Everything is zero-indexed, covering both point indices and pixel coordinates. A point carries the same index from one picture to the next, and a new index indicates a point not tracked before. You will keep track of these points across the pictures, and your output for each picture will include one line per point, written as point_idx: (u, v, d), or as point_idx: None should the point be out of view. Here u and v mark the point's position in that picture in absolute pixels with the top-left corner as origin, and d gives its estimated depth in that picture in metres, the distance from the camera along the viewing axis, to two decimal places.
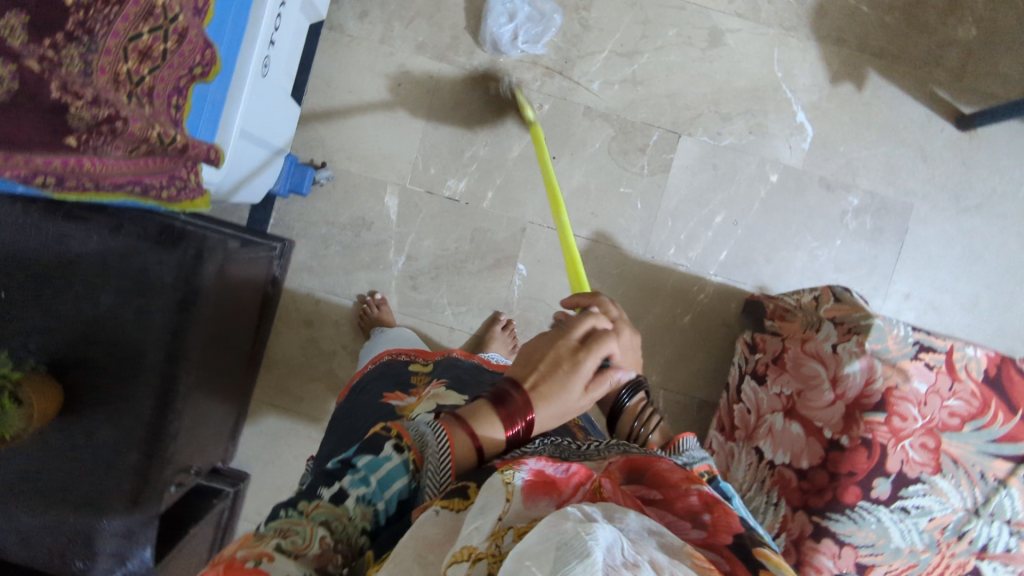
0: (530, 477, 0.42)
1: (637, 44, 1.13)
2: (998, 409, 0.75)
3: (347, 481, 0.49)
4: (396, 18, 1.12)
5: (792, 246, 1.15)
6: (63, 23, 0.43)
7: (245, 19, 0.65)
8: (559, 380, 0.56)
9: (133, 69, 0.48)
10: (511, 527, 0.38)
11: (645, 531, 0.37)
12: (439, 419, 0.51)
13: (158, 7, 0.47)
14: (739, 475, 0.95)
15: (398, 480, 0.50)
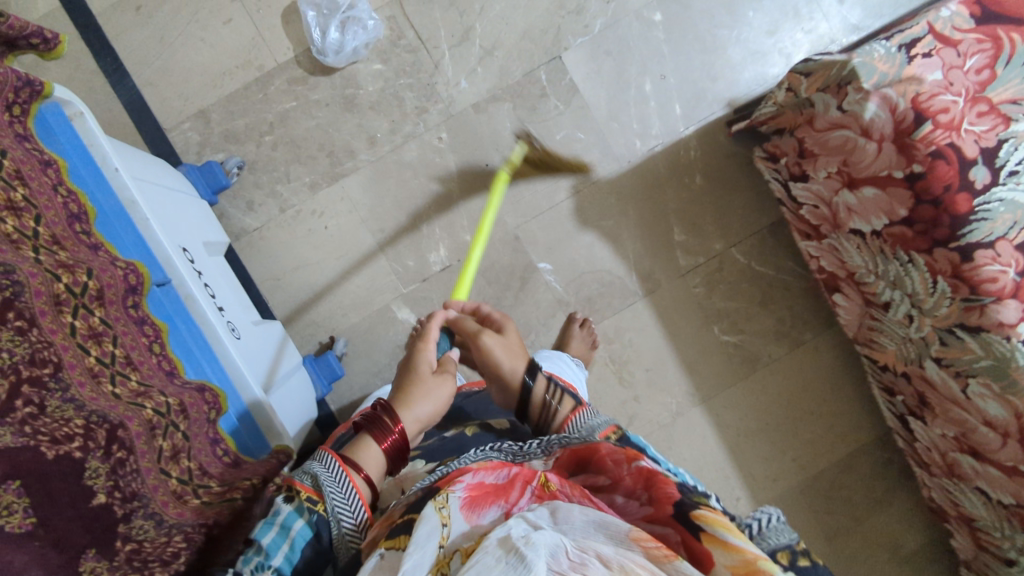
0: (470, 494, 0.50)
1: (463, 24, 1.11)
2: (1010, 33, 0.74)
3: (241, 561, 0.49)
4: (275, 185, 1.10)
5: (722, 49, 1.12)
6: (114, 515, 0.47)
7: (198, 328, 0.68)
8: (407, 369, 0.67)
9: (178, 474, 0.55)
10: (454, 551, 0.45)
11: (592, 528, 0.45)
12: (326, 455, 0.54)
13: (152, 418, 0.54)
14: (857, 261, 0.92)
15: (296, 526, 0.49)
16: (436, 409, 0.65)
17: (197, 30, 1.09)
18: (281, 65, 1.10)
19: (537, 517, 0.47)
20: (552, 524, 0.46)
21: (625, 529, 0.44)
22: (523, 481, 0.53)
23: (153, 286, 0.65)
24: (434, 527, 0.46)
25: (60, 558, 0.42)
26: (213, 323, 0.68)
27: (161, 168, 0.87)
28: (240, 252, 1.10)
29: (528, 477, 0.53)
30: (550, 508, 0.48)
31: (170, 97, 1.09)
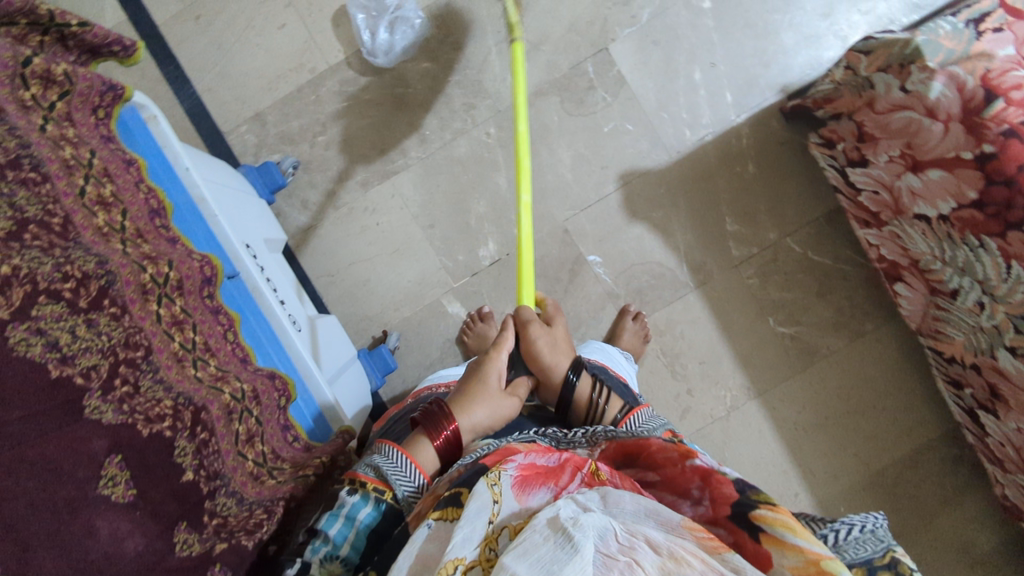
0: (522, 473, 0.52)
1: (510, 21, 1.12)
2: None
3: (308, 550, 0.54)
4: (328, 183, 1.13)
5: (774, 35, 1.09)
6: (201, 492, 0.49)
7: (266, 319, 0.71)
8: (474, 380, 0.73)
9: (254, 457, 0.57)
10: (503, 528, 0.47)
11: (642, 513, 0.46)
12: (384, 447, 0.61)
13: (231, 402, 0.56)
14: (922, 247, 0.89)
15: (362, 514, 0.55)
16: (494, 416, 0.70)
17: (253, 36, 1.13)
18: (333, 67, 1.12)
19: (587, 499, 0.47)
20: (602, 506, 0.47)
21: (677, 519, 0.45)
22: (573, 467, 0.54)
23: (224, 279, 0.68)
24: (484, 504, 0.48)
25: (157, 527, 0.44)
26: (278, 315, 0.71)
27: (223, 169, 0.91)
28: (295, 250, 1.13)
29: (578, 465, 0.54)
30: (601, 492, 0.48)
31: (228, 101, 1.13)
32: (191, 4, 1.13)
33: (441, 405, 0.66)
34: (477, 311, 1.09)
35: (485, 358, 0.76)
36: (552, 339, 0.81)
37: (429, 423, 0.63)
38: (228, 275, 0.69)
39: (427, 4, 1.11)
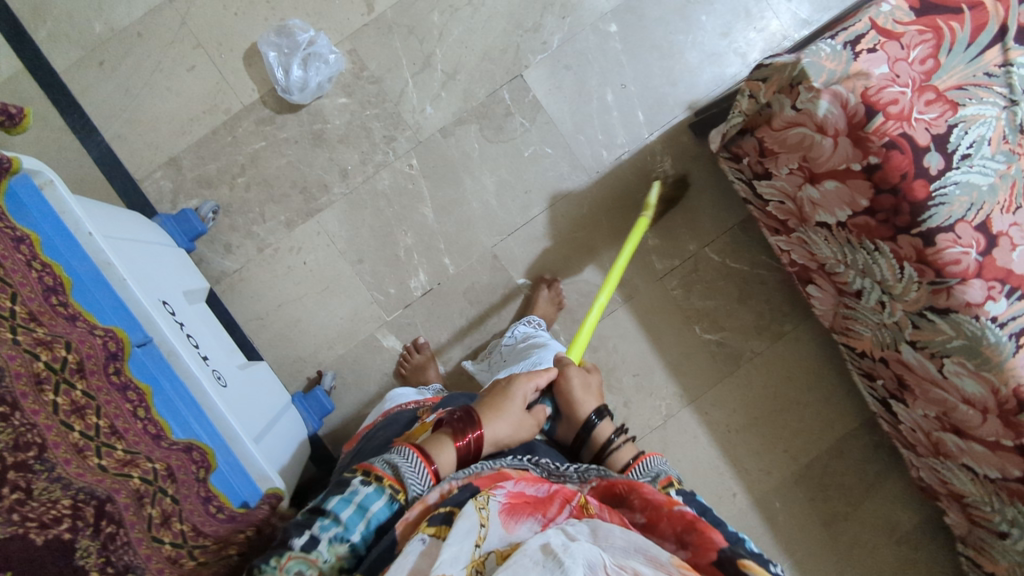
0: (511, 501, 0.56)
1: (425, 52, 1.12)
2: (949, 21, 0.77)
3: (316, 527, 0.55)
4: (251, 225, 1.11)
5: (679, 56, 1.14)
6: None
7: (183, 385, 0.68)
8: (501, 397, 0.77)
9: (171, 539, 0.55)
10: (490, 553, 0.50)
11: (631, 549, 0.48)
12: (406, 448, 0.63)
13: (141, 485, 0.55)
14: (827, 252, 0.94)
15: (374, 507, 0.57)
16: (515, 433, 0.74)
17: (161, 79, 1.09)
18: (247, 106, 1.10)
19: (578, 530, 0.51)
20: (590, 538, 0.50)
21: (665, 557, 0.47)
22: (561, 499, 0.59)
23: (133, 348, 0.66)
24: (473, 525, 0.51)
25: None
26: (198, 380, 0.69)
27: (130, 221, 0.89)
28: (222, 295, 1.11)
29: (567, 497, 0.59)
30: (590, 525, 0.52)
31: (139, 147, 1.10)
32: (93, 49, 1.09)
33: (470, 412, 0.71)
34: (413, 343, 1.10)
35: (515, 383, 0.80)
36: (587, 380, 0.86)
37: (456, 425, 0.69)
38: (137, 344, 0.66)
39: (339, 39, 1.11)
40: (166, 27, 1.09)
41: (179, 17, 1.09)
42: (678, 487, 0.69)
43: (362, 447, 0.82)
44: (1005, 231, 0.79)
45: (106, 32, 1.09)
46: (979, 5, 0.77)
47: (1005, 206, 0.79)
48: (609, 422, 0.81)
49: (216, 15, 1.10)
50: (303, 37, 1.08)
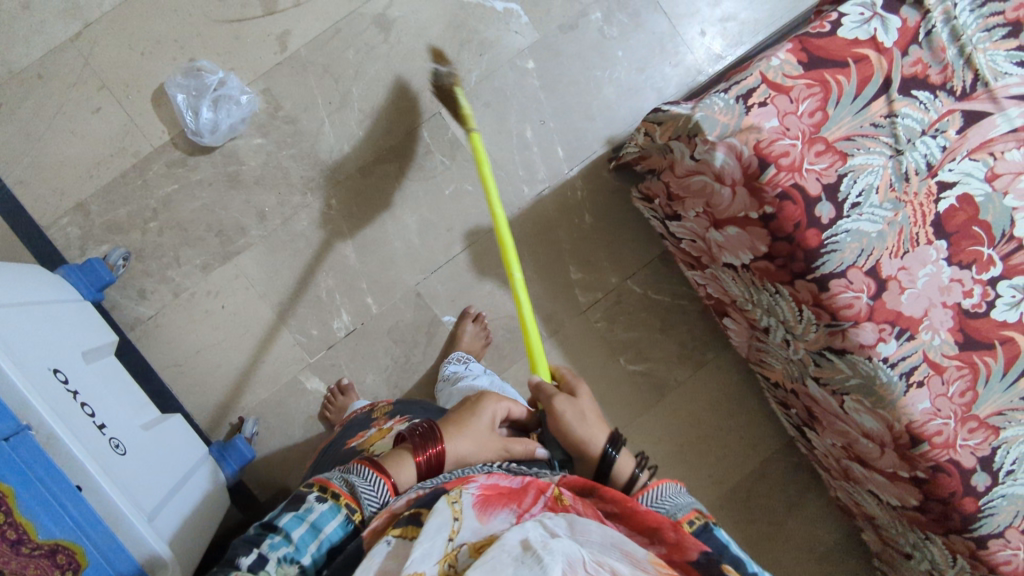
0: (484, 494, 0.53)
1: (341, 91, 1.10)
2: (835, 76, 0.79)
3: (265, 546, 0.53)
4: (166, 270, 1.08)
5: (597, 91, 1.13)
6: None
7: (61, 473, 0.67)
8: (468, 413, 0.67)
9: None
10: (463, 546, 0.49)
11: (608, 545, 0.47)
12: (365, 464, 0.59)
13: None
14: (736, 290, 0.96)
15: (328, 528, 0.55)
16: (486, 451, 0.64)
17: (65, 122, 1.06)
18: (157, 148, 1.07)
19: (555, 525, 0.49)
20: (567, 533, 0.48)
21: (642, 555, 0.46)
22: (536, 489, 0.55)
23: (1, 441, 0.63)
24: (445, 521, 0.49)
25: None
26: (82, 462, 0.68)
27: (25, 276, 0.87)
28: (137, 342, 1.08)
29: (542, 487, 0.55)
30: (567, 518, 0.50)
31: (44, 192, 1.06)
32: None
33: (433, 426, 0.64)
34: (337, 385, 1.08)
35: (485, 395, 0.70)
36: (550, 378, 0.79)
37: (416, 441, 0.62)
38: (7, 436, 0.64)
39: (252, 78, 1.08)
40: (68, 68, 1.06)
41: (82, 57, 1.06)
42: (689, 531, 0.55)
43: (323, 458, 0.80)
44: (894, 275, 0.82)
45: (4, 74, 1.05)
46: (864, 58, 0.79)
47: (893, 251, 0.81)
48: (627, 453, 0.64)
49: (121, 56, 1.06)
50: (212, 79, 1.05)
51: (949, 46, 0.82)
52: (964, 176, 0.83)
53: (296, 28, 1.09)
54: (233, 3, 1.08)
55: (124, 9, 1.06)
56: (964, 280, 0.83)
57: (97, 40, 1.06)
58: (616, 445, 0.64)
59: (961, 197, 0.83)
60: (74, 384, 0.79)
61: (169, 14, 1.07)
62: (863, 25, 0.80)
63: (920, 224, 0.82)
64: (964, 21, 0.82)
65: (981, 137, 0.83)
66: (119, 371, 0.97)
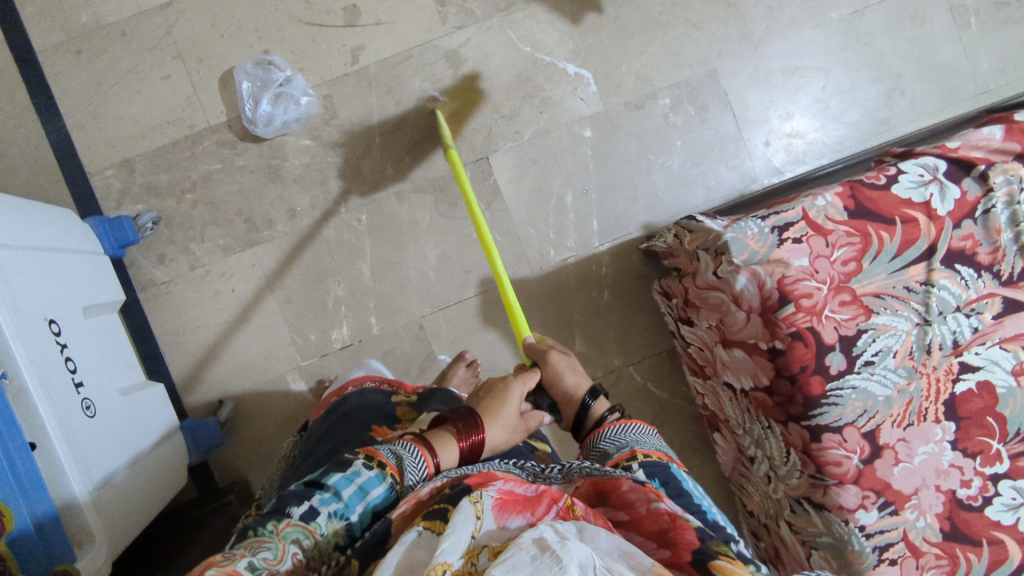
0: (501, 498, 0.52)
1: (398, 114, 1.11)
2: (879, 230, 0.77)
3: (317, 500, 0.55)
4: (188, 243, 1.10)
5: (645, 175, 1.13)
6: None
7: (21, 429, 0.67)
8: (497, 399, 0.76)
9: None
10: (483, 547, 0.46)
11: (616, 554, 0.45)
12: (410, 442, 0.63)
13: None
14: (730, 411, 0.94)
15: (374, 493, 0.57)
16: (511, 438, 0.73)
17: (134, 81, 1.09)
18: (212, 126, 1.10)
19: (564, 530, 0.46)
20: (578, 537, 0.46)
21: (648, 563, 0.44)
22: (550, 499, 0.54)
23: None
24: (469, 518, 0.48)
25: None
26: (41, 420, 0.69)
27: (51, 223, 0.88)
28: (144, 302, 1.09)
29: (555, 496, 0.54)
30: (578, 526, 0.48)
31: (97, 141, 1.09)
32: (74, 37, 1.09)
33: (473, 412, 0.70)
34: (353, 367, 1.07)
35: (511, 384, 0.79)
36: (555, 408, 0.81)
37: (460, 424, 0.67)
38: None
39: (317, 82, 1.10)
40: (151, 32, 1.09)
41: (166, 25, 1.09)
42: (643, 461, 0.66)
43: (339, 422, 0.82)
44: (892, 444, 0.78)
45: (92, 24, 1.09)
46: (912, 220, 0.78)
47: (896, 420, 0.78)
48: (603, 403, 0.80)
49: (203, 33, 1.10)
50: (280, 74, 1.08)
51: (1005, 229, 0.79)
52: (990, 363, 0.79)
53: (370, 45, 1.11)
54: (319, 7, 1.10)
55: None
56: (964, 469, 0.79)
57: (184, 13, 1.10)
58: (594, 394, 0.80)
59: (981, 384, 0.79)
60: (64, 338, 0.80)
61: (257, 4, 1.10)
62: (918, 187, 0.78)
63: (932, 399, 0.79)
64: None
65: (1017, 329, 0.80)
66: (114, 329, 0.98)
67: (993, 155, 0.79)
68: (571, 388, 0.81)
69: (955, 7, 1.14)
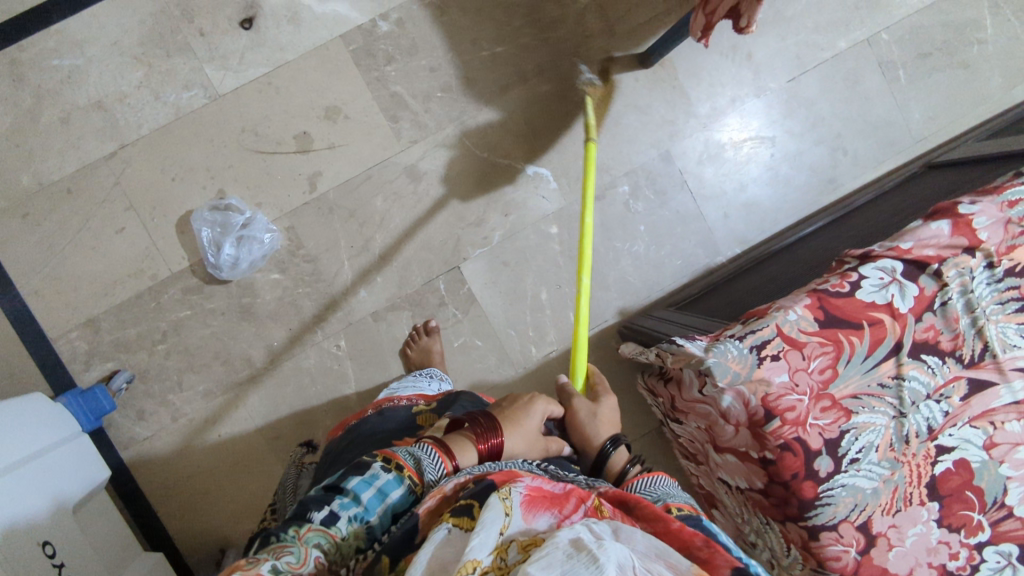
0: (529, 493, 0.50)
1: (363, 235, 1.10)
2: (849, 336, 0.81)
3: (336, 504, 0.52)
4: (167, 394, 1.07)
5: (614, 263, 1.15)
6: None
7: None
8: (518, 403, 0.71)
9: None
10: (512, 542, 0.46)
11: (651, 554, 0.43)
12: (428, 444, 0.58)
13: None
14: (727, 499, 0.97)
15: (394, 495, 0.54)
16: (531, 452, 0.66)
17: (87, 238, 1.05)
18: (176, 274, 1.07)
19: (600, 530, 0.45)
20: (613, 538, 0.45)
21: (685, 565, 0.42)
22: (577, 498, 0.52)
23: None
24: (498, 515, 0.46)
25: None
26: None
27: (27, 424, 0.87)
28: (130, 464, 1.07)
29: (583, 496, 0.53)
30: (611, 525, 0.46)
31: (57, 305, 1.05)
32: (17, 200, 1.04)
33: (492, 418, 0.65)
34: (423, 325, 1.09)
35: (536, 399, 0.72)
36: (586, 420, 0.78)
37: (479, 428, 0.62)
38: None
39: (277, 214, 1.08)
40: (98, 185, 1.05)
41: (113, 176, 1.05)
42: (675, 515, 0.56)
43: (361, 440, 0.77)
44: (884, 531, 0.82)
45: (34, 185, 1.04)
46: (878, 322, 0.82)
47: (885, 509, 0.82)
48: (624, 452, 0.73)
49: (152, 178, 1.06)
50: (240, 218, 1.05)
51: (962, 316, 0.84)
52: (963, 442, 0.85)
53: (328, 169, 1.09)
54: (269, 138, 1.07)
55: (161, 134, 1.06)
56: (951, 542, 0.84)
57: (130, 161, 1.05)
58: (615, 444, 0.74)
59: (957, 461, 0.84)
60: (55, 551, 0.81)
61: (205, 143, 1.06)
62: (880, 289, 0.82)
63: (915, 484, 0.83)
64: (980, 293, 0.84)
65: (984, 406, 0.85)
66: (104, 508, 0.97)
67: (944, 251, 0.83)
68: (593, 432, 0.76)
69: (884, 62, 1.19)
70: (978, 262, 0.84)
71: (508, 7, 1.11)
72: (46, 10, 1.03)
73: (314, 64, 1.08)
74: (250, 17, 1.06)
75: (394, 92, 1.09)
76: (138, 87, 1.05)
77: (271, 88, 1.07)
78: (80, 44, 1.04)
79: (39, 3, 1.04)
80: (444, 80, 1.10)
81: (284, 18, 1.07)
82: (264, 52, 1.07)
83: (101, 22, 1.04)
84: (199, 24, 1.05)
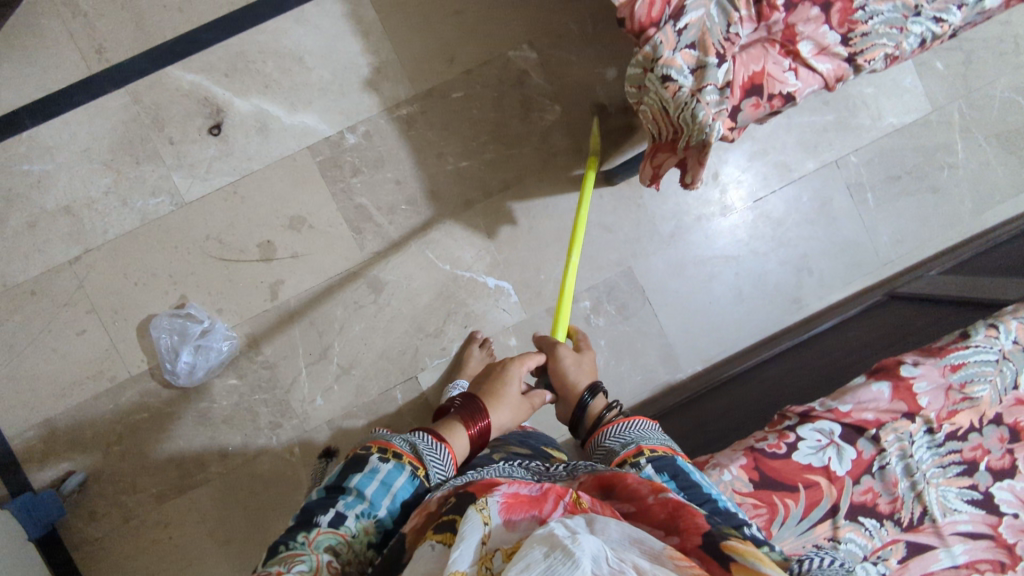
0: (507, 500, 0.47)
1: (322, 343, 1.11)
2: (783, 497, 0.74)
3: (341, 504, 0.56)
4: (121, 493, 1.08)
5: None
6: None
7: None
8: (498, 382, 0.77)
9: None
10: (496, 550, 0.42)
11: (626, 543, 0.41)
12: (425, 433, 0.64)
13: None
14: None
15: (397, 484, 0.58)
16: (517, 417, 0.76)
17: (48, 339, 1.07)
18: (134, 376, 1.08)
19: (575, 523, 0.42)
20: (588, 530, 0.42)
21: (660, 547, 0.40)
22: (555, 495, 0.48)
23: None
24: (476, 525, 0.43)
25: None
26: None
27: None
28: (78, 563, 1.08)
29: (561, 492, 0.48)
30: (587, 518, 0.44)
31: (15, 404, 1.07)
32: None
33: (476, 401, 0.73)
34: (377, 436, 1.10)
35: (509, 365, 0.79)
36: (577, 359, 0.84)
37: (465, 413, 0.70)
38: None
39: (237, 320, 1.09)
40: (61, 288, 1.07)
41: (76, 280, 1.07)
42: (648, 456, 0.63)
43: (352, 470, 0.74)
44: None
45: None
46: (814, 484, 0.75)
47: None
48: (601, 399, 0.79)
49: (115, 283, 1.08)
50: (197, 328, 1.07)
51: (902, 479, 0.75)
52: None
53: (289, 278, 1.10)
54: (233, 246, 1.09)
55: (126, 239, 1.08)
56: None
57: (95, 265, 1.07)
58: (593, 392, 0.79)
59: None
60: None
61: (169, 250, 1.08)
62: (817, 451, 0.77)
63: None
64: (919, 455, 0.76)
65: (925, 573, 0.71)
66: None
67: (883, 416, 0.78)
68: (574, 382, 0.81)
69: (852, 185, 1.19)
70: (918, 427, 0.77)
71: (474, 122, 1.12)
72: (20, 118, 1.06)
73: (282, 174, 1.09)
74: (217, 122, 1.08)
75: (359, 203, 1.10)
76: (106, 192, 1.07)
77: (237, 197, 1.09)
78: (51, 149, 1.07)
79: (14, 109, 1.06)
80: (408, 192, 1.11)
81: (252, 128, 1.09)
82: (232, 161, 1.09)
83: (73, 129, 1.07)
84: (168, 133, 1.08)
